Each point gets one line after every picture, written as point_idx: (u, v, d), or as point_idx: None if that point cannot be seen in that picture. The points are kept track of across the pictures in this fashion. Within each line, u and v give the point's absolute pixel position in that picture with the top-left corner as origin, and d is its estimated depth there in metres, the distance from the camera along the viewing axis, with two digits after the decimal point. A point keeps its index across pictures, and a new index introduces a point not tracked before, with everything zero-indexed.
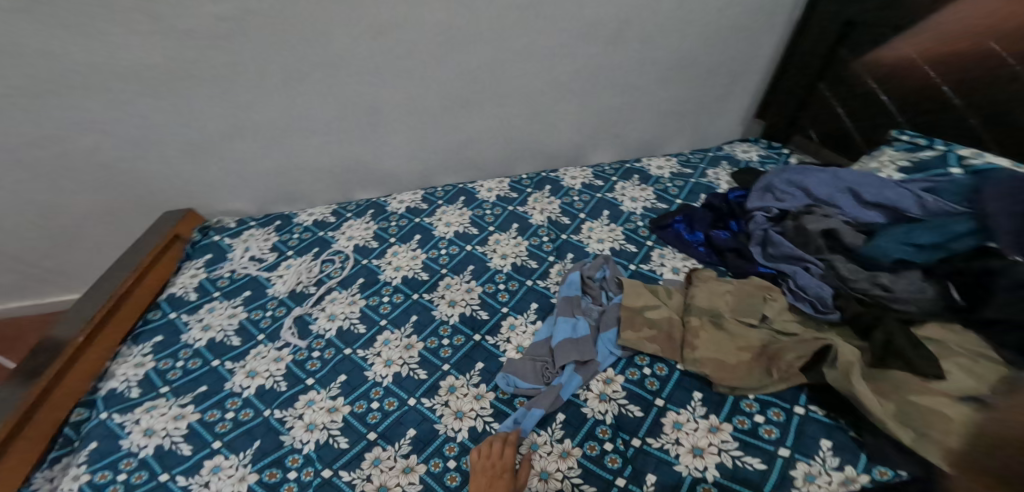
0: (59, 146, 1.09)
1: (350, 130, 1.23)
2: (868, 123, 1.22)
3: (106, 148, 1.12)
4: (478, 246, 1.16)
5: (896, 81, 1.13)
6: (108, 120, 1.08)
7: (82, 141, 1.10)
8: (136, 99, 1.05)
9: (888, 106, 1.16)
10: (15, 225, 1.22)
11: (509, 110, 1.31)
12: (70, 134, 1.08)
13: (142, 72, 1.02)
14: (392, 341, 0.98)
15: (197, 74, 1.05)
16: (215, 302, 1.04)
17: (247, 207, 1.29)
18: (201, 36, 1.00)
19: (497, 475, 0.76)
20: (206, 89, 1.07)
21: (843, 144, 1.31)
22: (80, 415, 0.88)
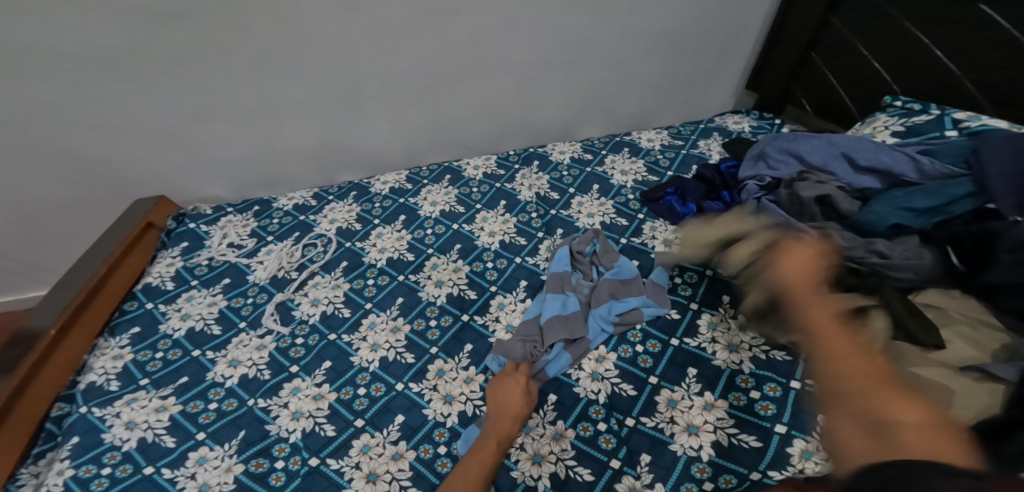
0: (19, 134, 1.04)
1: (329, 110, 1.18)
2: (859, 93, 1.18)
3: (71, 134, 1.07)
4: (465, 224, 1.13)
5: (887, 47, 1.09)
6: (66, 106, 1.02)
7: (40, 128, 1.04)
8: (94, 83, 1.00)
9: (880, 74, 1.12)
10: None
11: (493, 86, 1.27)
12: (26, 122, 1.03)
13: (98, 54, 0.97)
14: (378, 324, 0.96)
15: (158, 54, 0.99)
16: (193, 291, 1.01)
17: (224, 192, 1.25)
18: (163, 13, 0.95)
19: (513, 387, 0.82)
20: (173, 70, 1.02)
21: (835, 114, 1.27)
22: (60, 410, 0.84)
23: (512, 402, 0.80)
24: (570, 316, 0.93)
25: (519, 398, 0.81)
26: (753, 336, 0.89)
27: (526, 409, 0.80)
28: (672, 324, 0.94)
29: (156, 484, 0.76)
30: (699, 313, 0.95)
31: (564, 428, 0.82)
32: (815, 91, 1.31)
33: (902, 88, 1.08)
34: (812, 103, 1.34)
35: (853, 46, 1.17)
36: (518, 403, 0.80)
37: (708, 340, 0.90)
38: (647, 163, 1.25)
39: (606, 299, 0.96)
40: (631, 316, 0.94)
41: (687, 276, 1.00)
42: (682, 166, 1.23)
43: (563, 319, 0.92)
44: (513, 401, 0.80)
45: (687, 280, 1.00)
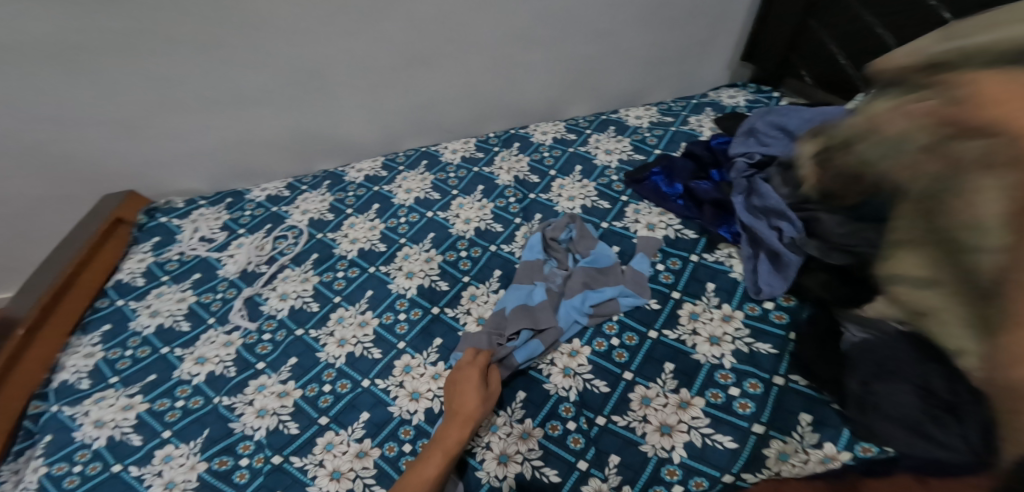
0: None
1: (294, 97, 1.14)
2: (864, 61, 1.07)
3: (33, 129, 1.05)
4: (439, 212, 1.09)
5: (891, 11, 0.99)
6: (25, 102, 1.00)
7: (4, 125, 1.03)
8: (49, 76, 0.98)
9: (884, 39, 1.01)
10: None
11: (467, 65, 1.20)
12: None
13: (48, 47, 0.94)
14: (346, 318, 0.93)
15: (108, 44, 0.96)
16: (164, 287, 1.00)
17: (198, 185, 1.23)
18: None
19: (466, 387, 0.77)
20: (122, 58, 0.98)
21: (837, 86, 1.16)
22: (36, 408, 0.83)
23: (465, 403, 0.76)
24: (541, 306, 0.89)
25: (472, 399, 0.76)
26: (737, 326, 0.83)
27: (480, 409, 0.75)
28: (652, 314, 0.88)
29: (124, 483, 0.74)
30: (681, 302, 0.88)
31: (533, 425, 0.78)
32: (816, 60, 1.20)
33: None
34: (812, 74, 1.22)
35: (854, 10, 1.06)
36: (470, 404, 0.75)
37: (689, 332, 0.84)
38: (633, 142, 1.18)
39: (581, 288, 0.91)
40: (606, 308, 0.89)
41: (670, 263, 0.94)
42: (671, 143, 1.16)
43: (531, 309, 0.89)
44: (466, 403, 0.75)
45: (670, 267, 0.93)
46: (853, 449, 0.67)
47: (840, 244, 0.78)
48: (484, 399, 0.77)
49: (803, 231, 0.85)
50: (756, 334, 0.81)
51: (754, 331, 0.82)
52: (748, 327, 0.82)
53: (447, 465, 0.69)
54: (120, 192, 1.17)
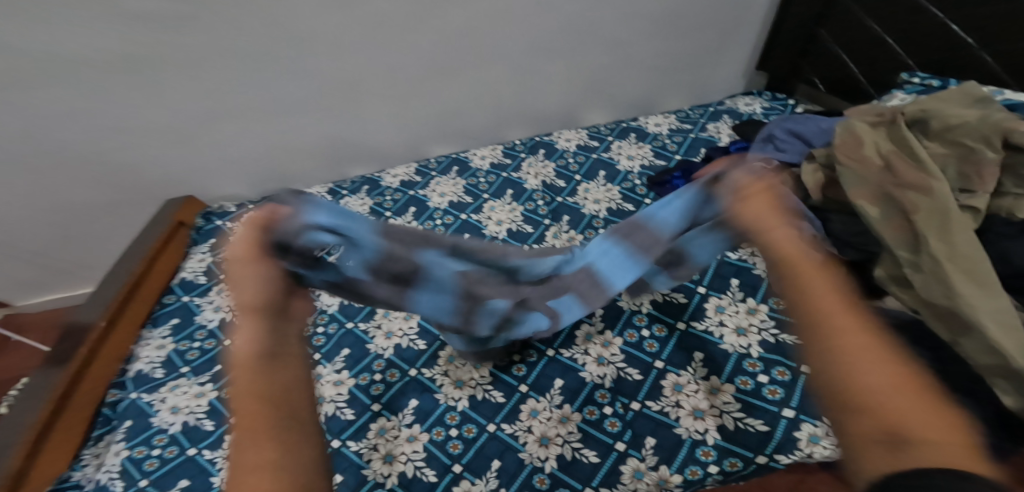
0: (45, 141, 1.10)
1: (334, 106, 1.21)
2: (874, 67, 1.15)
3: (96, 140, 1.13)
4: (472, 214, 1.16)
5: (897, 21, 1.07)
6: (91, 115, 1.08)
7: (69, 136, 1.10)
8: (117, 88, 1.05)
9: (895, 51, 1.10)
10: (27, 226, 1.26)
11: (494, 76, 1.27)
12: (55, 131, 1.09)
13: (112, 61, 1.01)
14: (393, 313, 1.00)
15: (166, 58, 1.03)
16: (223, 285, 1.07)
17: (242, 191, 1.31)
18: (167, 15, 0.98)
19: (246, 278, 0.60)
20: (181, 72, 1.06)
21: (849, 92, 1.24)
22: (114, 396, 0.91)
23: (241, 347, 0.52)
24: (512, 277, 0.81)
25: (298, 305, 0.64)
26: (762, 318, 0.89)
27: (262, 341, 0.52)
28: (680, 308, 0.94)
29: (198, 465, 0.80)
30: (707, 297, 0.95)
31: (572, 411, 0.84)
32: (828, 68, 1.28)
33: (917, 62, 1.06)
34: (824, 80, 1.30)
35: (864, 23, 1.14)
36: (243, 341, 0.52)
37: (716, 324, 0.91)
38: (653, 148, 1.25)
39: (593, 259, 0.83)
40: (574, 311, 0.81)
41: None
42: (690, 150, 1.22)
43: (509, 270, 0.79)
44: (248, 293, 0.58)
45: None
46: None
47: (855, 242, 0.86)
48: (277, 323, 0.56)
49: (822, 230, 0.90)
50: (781, 325, 0.88)
51: (779, 323, 0.89)
52: (774, 319, 0.89)
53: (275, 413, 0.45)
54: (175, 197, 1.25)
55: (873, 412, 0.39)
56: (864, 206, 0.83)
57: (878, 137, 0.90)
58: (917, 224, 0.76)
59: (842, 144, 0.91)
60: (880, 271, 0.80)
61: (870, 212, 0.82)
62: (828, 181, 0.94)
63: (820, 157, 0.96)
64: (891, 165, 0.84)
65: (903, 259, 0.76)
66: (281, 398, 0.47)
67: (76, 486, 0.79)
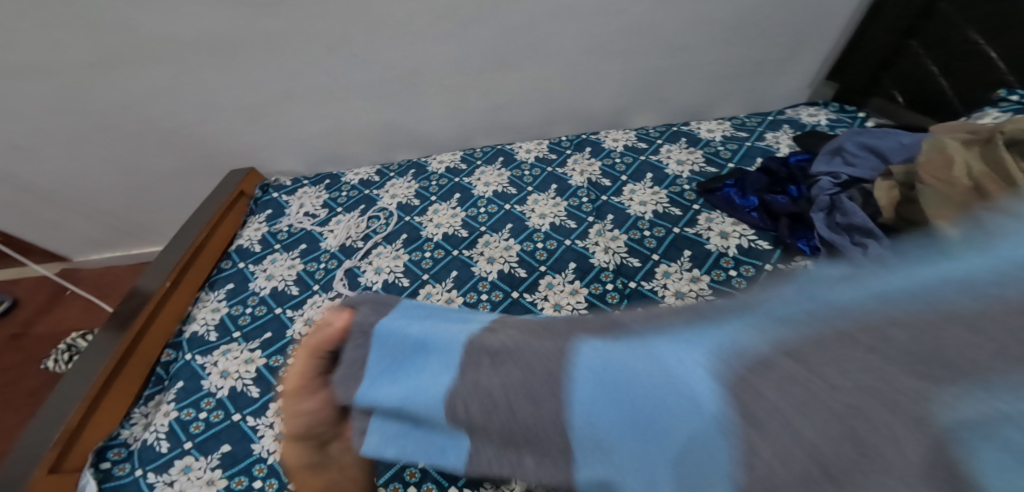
0: (138, 112, 1.26)
1: (393, 92, 1.27)
2: (969, 81, 1.08)
3: (181, 113, 1.26)
4: (516, 205, 1.16)
5: (1006, 34, 1.00)
6: (185, 87, 1.21)
7: (158, 106, 1.25)
8: (204, 65, 1.17)
9: (998, 64, 1.02)
10: (110, 182, 1.43)
11: (551, 73, 1.28)
12: (146, 99, 1.23)
13: (206, 40, 1.13)
14: (434, 295, 1.01)
15: (251, 41, 1.14)
16: (276, 254, 1.15)
17: (298, 166, 1.41)
18: (262, 2, 1.08)
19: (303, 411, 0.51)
20: (265, 54, 1.16)
21: (930, 106, 1.18)
22: (168, 356, 1.00)
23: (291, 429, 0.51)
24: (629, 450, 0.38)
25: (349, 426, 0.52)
26: None
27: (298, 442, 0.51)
28: None
29: (241, 431, 0.86)
30: None
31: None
32: (913, 80, 1.22)
33: (1018, 79, 0.99)
34: (906, 95, 1.24)
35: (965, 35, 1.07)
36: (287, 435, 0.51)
37: None
38: (706, 154, 1.21)
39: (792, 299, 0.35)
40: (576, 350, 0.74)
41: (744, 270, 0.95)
42: (745, 158, 1.18)
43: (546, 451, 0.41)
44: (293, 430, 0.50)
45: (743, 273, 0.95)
46: None
47: None
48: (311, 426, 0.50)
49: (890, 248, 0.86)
50: None
51: None
52: None
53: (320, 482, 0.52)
54: (241, 168, 1.37)
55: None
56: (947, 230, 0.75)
57: (969, 155, 0.78)
58: None
59: (925, 162, 0.82)
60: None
61: None
62: (905, 199, 0.86)
63: (898, 176, 0.90)
64: (980, 186, 0.73)
65: None
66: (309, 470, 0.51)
67: (123, 444, 0.87)
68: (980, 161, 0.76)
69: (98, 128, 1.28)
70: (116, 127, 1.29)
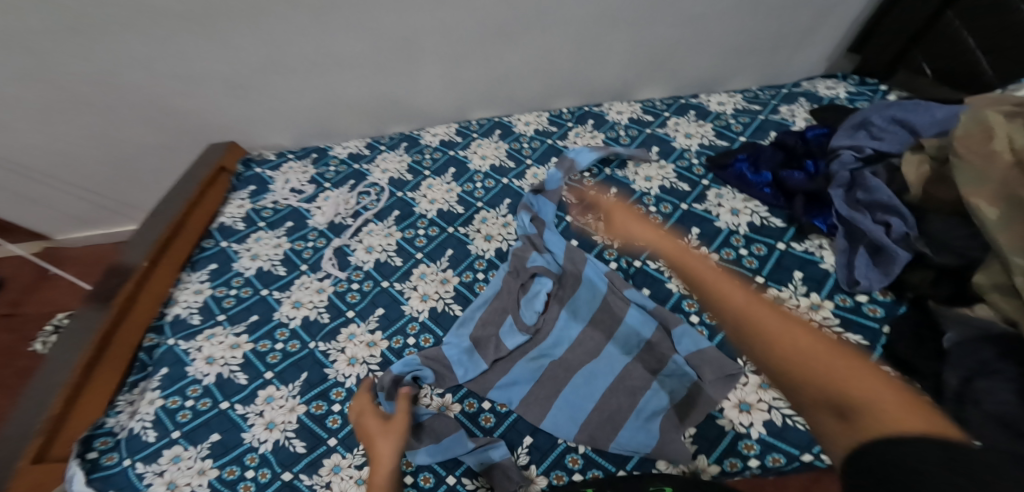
0: (109, 84, 1.16)
1: (386, 62, 1.18)
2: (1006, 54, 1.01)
3: (156, 84, 1.18)
4: (515, 180, 1.10)
5: None
6: (157, 57, 1.12)
7: (128, 76, 1.15)
8: (177, 33, 1.08)
9: None
10: (83, 158, 1.34)
11: (555, 43, 1.21)
12: (115, 70, 1.13)
13: (178, 6, 1.03)
14: (428, 275, 0.96)
15: (226, 7, 1.04)
16: (261, 233, 1.09)
17: (285, 140, 1.34)
18: None
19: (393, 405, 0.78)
20: (243, 21, 1.07)
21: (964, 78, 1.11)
22: (152, 341, 0.94)
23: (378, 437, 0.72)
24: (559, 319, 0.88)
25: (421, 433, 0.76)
26: (825, 315, 0.81)
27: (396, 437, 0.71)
28: None
29: (230, 419, 0.81)
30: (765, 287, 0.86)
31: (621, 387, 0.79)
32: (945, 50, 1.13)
33: None
34: (935, 66, 1.17)
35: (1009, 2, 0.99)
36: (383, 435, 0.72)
37: None
38: (716, 127, 1.15)
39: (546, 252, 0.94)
40: (584, 347, 0.85)
41: (755, 249, 0.91)
42: (758, 131, 1.12)
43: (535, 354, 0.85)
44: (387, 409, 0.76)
45: (754, 252, 0.90)
46: None
47: (954, 245, 0.77)
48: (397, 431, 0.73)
49: (916, 228, 0.81)
50: (847, 324, 0.79)
51: (845, 321, 0.79)
52: (838, 318, 0.80)
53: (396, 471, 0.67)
54: (221, 142, 1.29)
55: (816, 375, 0.48)
56: (981, 207, 0.73)
57: (1014, 129, 0.76)
58: None
59: (964, 136, 0.79)
60: (981, 277, 0.72)
61: (987, 212, 0.72)
62: (936, 175, 0.83)
63: (930, 148, 0.86)
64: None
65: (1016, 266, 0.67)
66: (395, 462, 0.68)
67: (110, 433, 0.81)
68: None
69: (67, 102, 1.19)
70: (85, 100, 1.19)
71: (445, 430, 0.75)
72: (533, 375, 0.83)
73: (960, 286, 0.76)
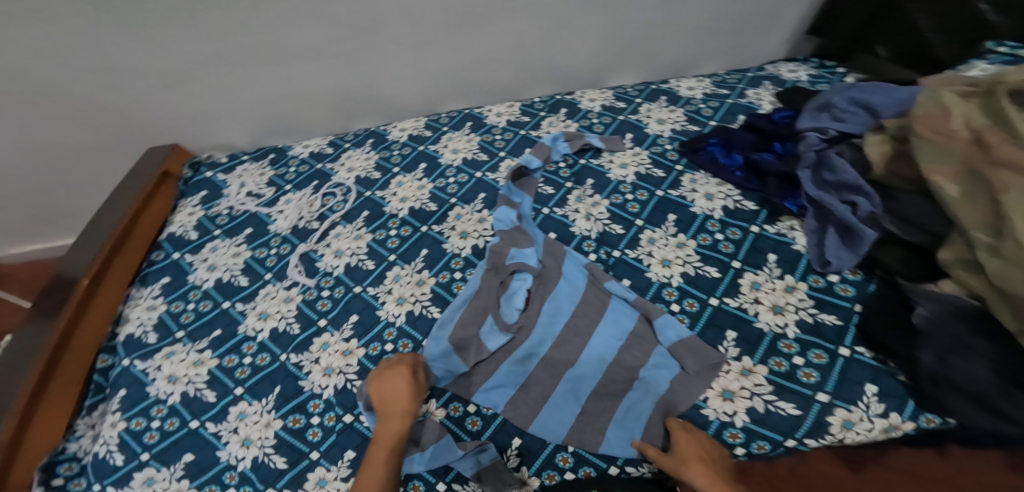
0: (28, 81, 1.05)
1: (345, 53, 1.12)
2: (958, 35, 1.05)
3: (85, 80, 1.07)
4: (488, 173, 1.07)
5: None
6: (82, 50, 1.02)
7: (50, 73, 1.05)
8: (104, 23, 0.98)
9: None
10: (9, 165, 1.22)
11: (521, 28, 1.17)
12: (34, 65, 1.03)
13: None
14: (403, 277, 0.92)
15: None
16: (217, 241, 1.02)
17: (240, 139, 1.26)
18: None
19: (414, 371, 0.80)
20: (179, 7, 0.98)
21: (917, 61, 1.15)
22: (105, 362, 0.87)
23: (391, 414, 0.72)
24: (543, 315, 0.85)
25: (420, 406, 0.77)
26: (801, 297, 0.82)
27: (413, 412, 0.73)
28: (713, 282, 0.86)
29: (201, 438, 0.76)
30: (742, 272, 0.86)
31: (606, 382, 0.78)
32: (898, 34, 1.16)
33: None
34: (888, 48, 1.19)
35: None
36: (399, 408, 0.73)
37: (751, 301, 0.83)
38: (687, 112, 1.15)
39: (529, 247, 0.91)
40: (568, 342, 0.82)
41: (730, 233, 0.91)
42: (727, 115, 1.13)
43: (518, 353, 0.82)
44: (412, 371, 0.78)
45: (730, 237, 0.91)
46: (917, 420, 0.69)
47: (920, 222, 0.79)
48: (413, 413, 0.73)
49: (881, 207, 0.83)
50: (821, 305, 0.81)
51: (819, 302, 0.81)
52: (813, 299, 0.82)
53: (394, 461, 0.68)
54: (166, 144, 1.20)
55: None
56: (943, 185, 0.75)
57: (969, 108, 0.79)
58: (1002, 204, 0.68)
59: (923, 116, 0.82)
60: (945, 253, 0.75)
61: (949, 190, 0.74)
62: (897, 154, 0.86)
63: (891, 129, 0.88)
64: (981, 140, 0.74)
65: (978, 242, 0.70)
66: (397, 450, 0.69)
67: (74, 458, 0.76)
68: (982, 114, 0.77)
69: None
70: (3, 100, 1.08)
71: (429, 437, 0.72)
72: (518, 376, 0.80)
73: (927, 263, 0.79)
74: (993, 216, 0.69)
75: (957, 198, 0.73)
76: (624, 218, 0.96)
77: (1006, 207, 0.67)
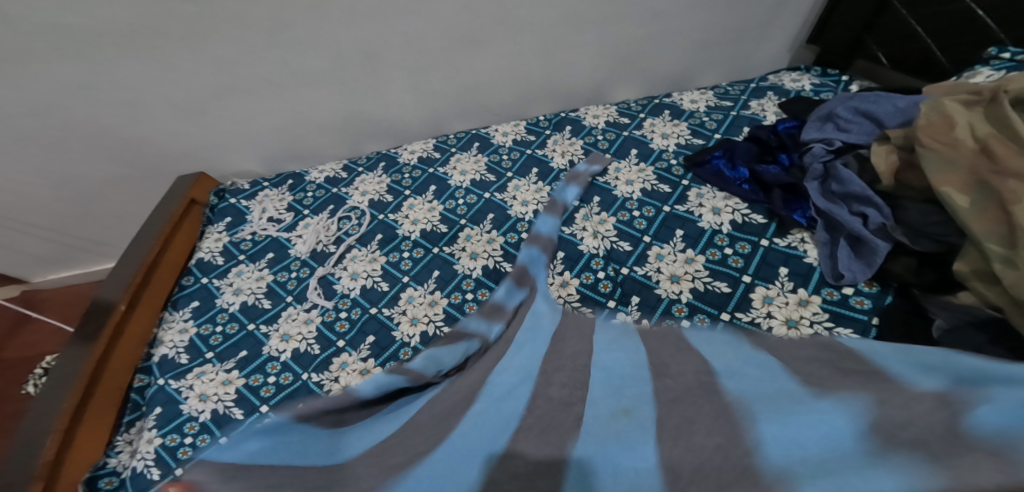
0: (58, 115, 1.12)
1: (351, 79, 1.17)
2: (954, 41, 1.03)
3: (110, 114, 1.14)
4: (496, 193, 1.09)
5: None
6: (104, 85, 1.08)
7: (78, 110, 1.11)
8: (125, 61, 1.04)
9: (984, 22, 0.96)
10: (44, 197, 1.30)
11: (520, 49, 1.20)
12: (64, 103, 1.10)
13: (122, 33, 1.00)
14: (416, 298, 0.94)
15: (170, 29, 1.01)
16: (242, 266, 1.06)
17: (258, 166, 1.31)
18: None
19: None
20: (188, 40, 1.03)
21: (920, 68, 1.12)
22: (142, 381, 0.92)
23: None
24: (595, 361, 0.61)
25: None
26: (815, 311, 0.81)
27: None
28: (723, 298, 0.86)
29: None
30: (753, 286, 0.86)
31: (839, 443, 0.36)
32: (897, 41, 1.15)
33: (1008, 37, 0.94)
34: (889, 54, 1.18)
35: None
36: None
37: (763, 315, 0.82)
38: (691, 126, 1.16)
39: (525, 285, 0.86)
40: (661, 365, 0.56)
41: (738, 247, 0.91)
42: (731, 128, 1.13)
43: (599, 412, 0.51)
44: None
45: (739, 251, 0.91)
46: None
47: (931, 232, 0.78)
48: None
49: (892, 218, 0.83)
50: (836, 319, 0.79)
51: (834, 315, 0.80)
52: (827, 312, 0.81)
53: None
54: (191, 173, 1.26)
55: None
56: (952, 196, 0.74)
57: (973, 116, 0.79)
58: (1014, 214, 0.67)
59: (926, 125, 0.82)
60: (961, 264, 0.74)
61: (958, 200, 0.74)
62: (904, 163, 0.85)
63: (896, 138, 0.88)
64: (987, 148, 0.74)
65: (992, 253, 0.69)
66: None
67: (114, 472, 0.80)
68: (985, 123, 0.77)
69: (14, 139, 1.15)
70: (36, 135, 1.15)
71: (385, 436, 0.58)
72: (622, 431, 0.47)
73: (942, 273, 0.78)
74: (1006, 226, 0.68)
75: (968, 209, 0.72)
76: (632, 234, 0.97)
77: (1017, 217, 0.67)
